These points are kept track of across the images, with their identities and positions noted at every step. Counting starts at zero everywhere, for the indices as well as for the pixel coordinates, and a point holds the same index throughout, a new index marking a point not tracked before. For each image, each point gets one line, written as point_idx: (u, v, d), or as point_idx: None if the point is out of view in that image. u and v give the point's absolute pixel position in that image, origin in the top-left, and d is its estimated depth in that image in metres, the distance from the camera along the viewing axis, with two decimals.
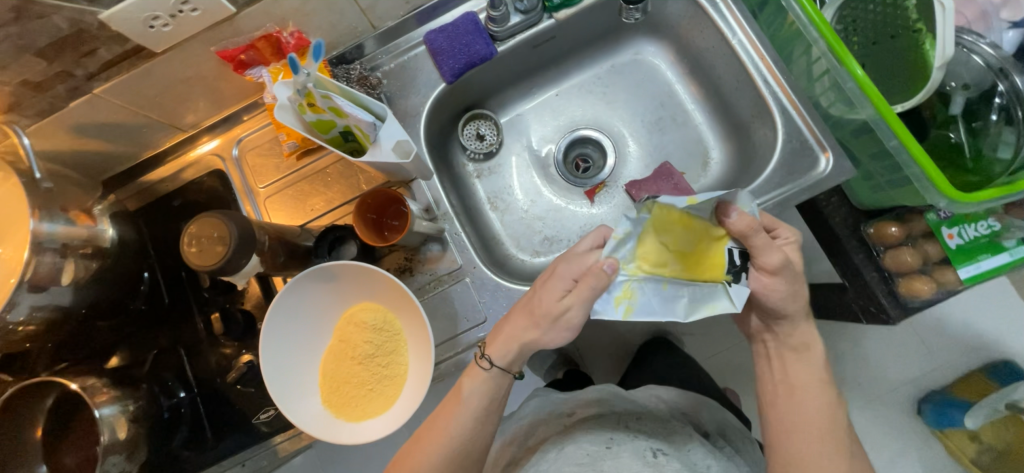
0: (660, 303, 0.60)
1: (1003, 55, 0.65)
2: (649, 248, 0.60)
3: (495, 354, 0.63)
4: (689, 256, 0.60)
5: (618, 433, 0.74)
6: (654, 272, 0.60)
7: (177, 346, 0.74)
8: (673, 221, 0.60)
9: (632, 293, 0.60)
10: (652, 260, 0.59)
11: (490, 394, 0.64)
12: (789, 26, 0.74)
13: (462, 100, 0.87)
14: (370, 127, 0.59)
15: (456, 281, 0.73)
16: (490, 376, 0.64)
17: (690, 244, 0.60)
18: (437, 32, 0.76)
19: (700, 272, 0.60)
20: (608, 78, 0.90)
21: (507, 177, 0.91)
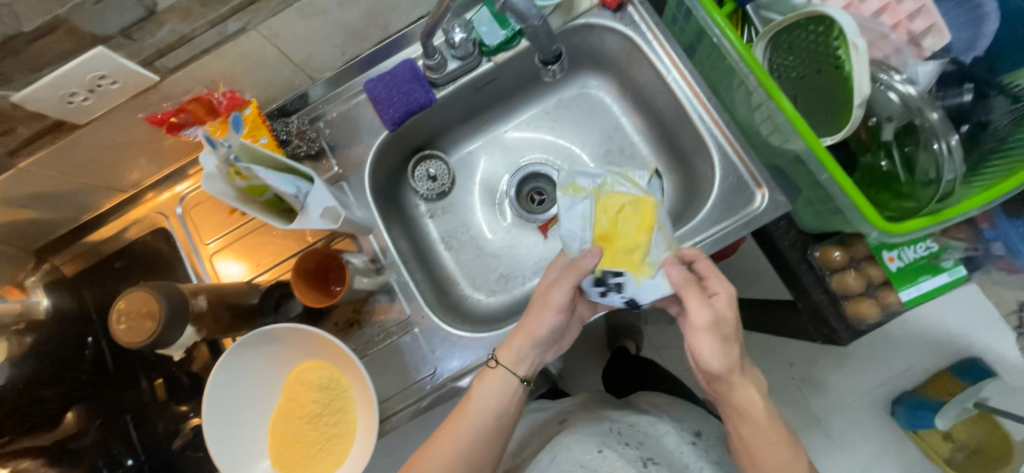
0: (571, 210, 0.68)
1: (920, 91, 0.66)
2: (619, 200, 0.68)
3: (504, 355, 0.68)
4: (618, 231, 0.67)
5: (608, 440, 0.74)
6: (596, 204, 0.68)
7: (123, 413, 0.73)
8: (646, 210, 0.67)
9: (572, 188, 0.70)
10: (609, 201, 0.68)
11: (500, 398, 0.68)
12: (722, 61, 0.75)
13: (410, 143, 0.87)
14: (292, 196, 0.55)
15: (405, 332, 0.73)
16: (499, 377, 0.68)
17: (630, 227, 0.66)
18: (375, 80, 0.75)
19: (603, 246, 0.66)
20: (555, 113, 0.91)
21: (462, 215, 0.91)
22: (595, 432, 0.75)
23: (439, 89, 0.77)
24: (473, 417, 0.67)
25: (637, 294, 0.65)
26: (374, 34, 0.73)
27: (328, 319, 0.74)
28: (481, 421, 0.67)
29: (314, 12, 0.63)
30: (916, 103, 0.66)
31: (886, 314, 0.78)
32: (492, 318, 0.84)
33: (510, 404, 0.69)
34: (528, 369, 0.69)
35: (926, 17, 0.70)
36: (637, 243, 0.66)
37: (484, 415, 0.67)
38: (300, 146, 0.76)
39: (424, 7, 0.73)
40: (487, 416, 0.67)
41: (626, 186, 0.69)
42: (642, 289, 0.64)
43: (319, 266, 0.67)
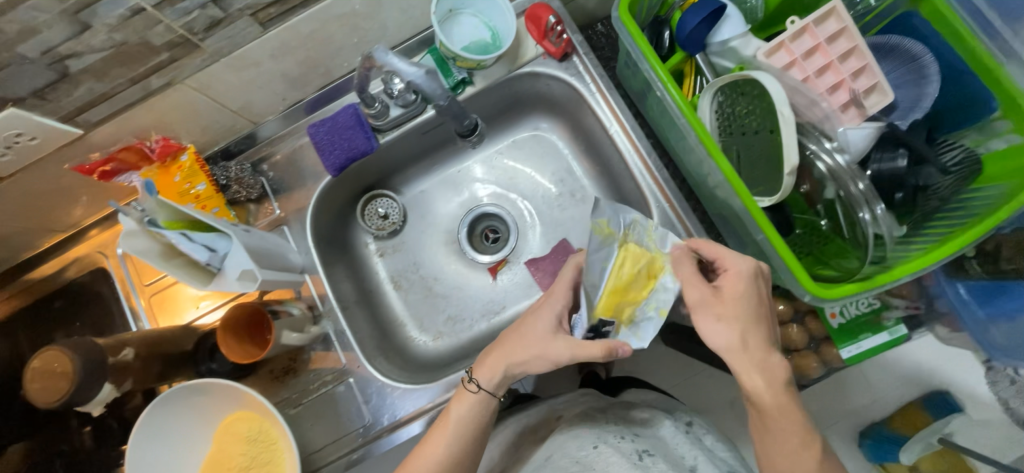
0: (596, 254, 0.61)
1: (846, 161, 0.65)
2: (640, 256, 0.60)
3: (484, 377, 0.65)
4: (625, 287, 0.60)
5: (605, 436, 0.70)
6: (619, 255, 0.61)
7: (53, 457, 0.72)
8: (658, 268, 0.61)
9: (604, 228, 0.62)
10: (631, 256, 0.60)
11: (479, 418, 0.66)
12: (665, 114, 0.76)
13: (360, 183, 0.86)
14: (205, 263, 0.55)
15: (339, 382, 0.73)
16: (479, 398, 0.65)
17: (637, 285, 0.60)
18: (318, 126, 0.74)
19: (609, 297, 0.60)
20: (508, 152, 0.90)
21: (412, 254, 0.90)
22: (591, 428, 0.72)
23: (382, 134, 0.77)
24: (453, 430, 0.65)
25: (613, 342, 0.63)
26: (315, 80, 0.73)
27: (263, 367, 0.74)
28: (461, 435, 0.65)
29: (245, 64, 0.62)
30: (841, 174, 0.65)
31: (827, 369, 0.79)
32: (437, 362, 0.84)
33: (488, 421, 0.67)
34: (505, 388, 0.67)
35: (871, 76, 0.70)
36: (635, 299, 0.61)
37: (462, 432, 0.65)
38: (241, 191, 0.75)
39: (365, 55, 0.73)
40: (466, 433, 0.65)
41: (648, 236, 0.62)
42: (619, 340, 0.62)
43: (244, 322, 0.67)
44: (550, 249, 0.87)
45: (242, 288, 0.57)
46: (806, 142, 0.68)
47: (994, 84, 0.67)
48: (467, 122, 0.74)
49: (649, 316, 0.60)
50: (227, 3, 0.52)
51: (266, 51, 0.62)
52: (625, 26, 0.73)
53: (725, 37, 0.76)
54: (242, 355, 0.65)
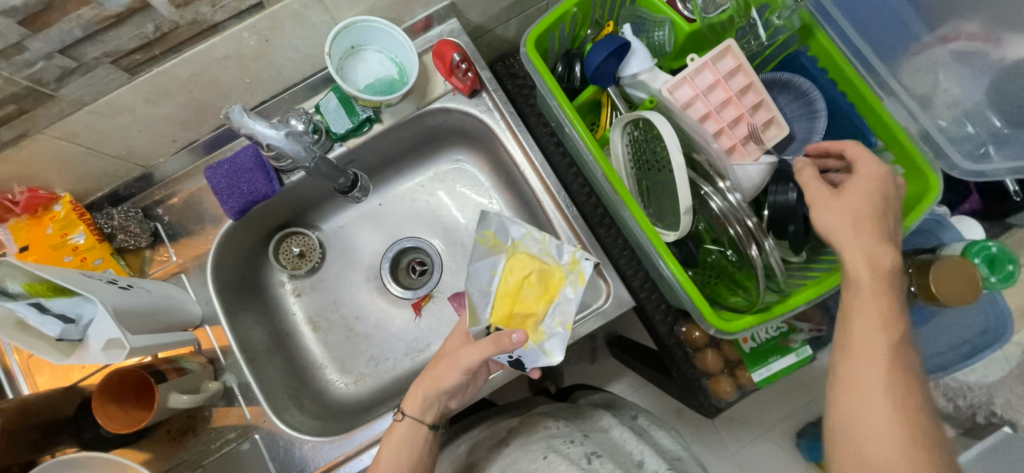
0: (483, 261, 0.66)
1: (735, 199, 0.66)
2: (529, 265, 0.66)
3: (410, 405, 0.65)
4: (518, 295, 0.66)
5: (556, 442, 0.68)
6: (506, 262, 0.67)
7: None
8: (551, 279, 0.67)
9: (490, 239, 0.67)
10: (517, 263, 0.66)
11: (414, 447, 0.65)
12: (576, 149, 0.76)
13: (271, 221, 0.82)
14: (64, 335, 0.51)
15: (245, 439, 0.69)
16: (408, 426, 0.65)
17: (531, 295, 0.66)
18: (214, 169, 0.70)
19: (503, 304, 0.66)
20: (430, 185, 0.88)
21: (332, 292, 0.86)
22: (540, 438, 0.70)
23: (288, 175, 0.75)
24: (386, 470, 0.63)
25: (524, 357, 0.66)
26: (208, 121, 0.69)
27: (158, 427, 0.68)
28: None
29: (116, 110, 0.58)
30: (733, 212, 0.66)
31: (742, 392, 0.80)
32: (357, 406, 0.81)
33: (425, 451, 0.66)
34: (437, 412, 0.66)
35: (768, 110, 0.73)
36: (534, 310, 0.66)
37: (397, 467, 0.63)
38: (129, 239, 0.70)
39: (261, 94, 0.69)
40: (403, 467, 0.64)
41: (542, 248, 0.67)
42: (529, 353, 0.66)
43: (120, 382, 0.62)
44: None
45: (109, 359, 0.54)
46: (698, 184, 0.68)
47: (873, 121, 0.71)
48: (341, 180, 0.70)
49: (556, 330, 0.66)
50: (78, 53, 0.49)
51: (140, 97, 0.58)
52: (534, 64, 0.73)
53: (634, 71, 0.76)
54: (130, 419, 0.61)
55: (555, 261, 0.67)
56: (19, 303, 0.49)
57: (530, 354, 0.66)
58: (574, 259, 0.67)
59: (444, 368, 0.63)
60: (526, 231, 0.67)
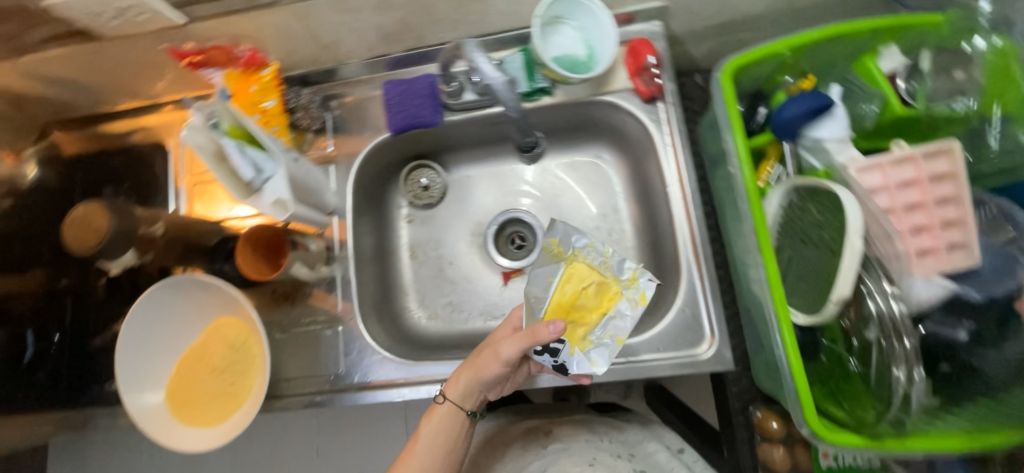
0: (543, 268, 0.70)
1: (900, 316, 0.59)
2: (588, 276, 0.69)
3: (450, 391, 0.68)
4: (573, 304, 0.68)
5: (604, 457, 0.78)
6: (566, 271, 0.70)
7: (66, 293, 0.76)
8: (606, 292, 0.69)
9: (554, 247, 0.71)
10: (576, 274, 0.69)
11: (451, 432, 0.69)
12: (729, 190, 0.72)
13: (414, 148, 0.87)
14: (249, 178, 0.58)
15: (329, 327, 0.75)
16: (445, 411, 0.68)
17: (587, 306, 0.68)
18: (395, 84, 0.76)
19: (558, 310, 0.68)
20: (562, 168, 0.88)
21: (439, 232, 0.90)
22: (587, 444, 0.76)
23: (452, 113, 0.78)
24: (422, 449, 0.68)
25: (569, 363, 0.66)
26: (405, 41, 0.74)
27: (268, 285, 0.76)
28: (431, 452, 0.68)
29: (346, 7, 0.65)
30: (895, 325, 0.59)
31: None
32: (424, 341, 0.85)
33: (461, 437, 0.70)
34: (474, 402, 0.69)
35: (963, 231, 0.63)
36: (587, 320, 0.67)
37: (431, 451, 0.68)
38: (304, 118, 0.77)
39: (458, 32, 0.73)
40: (436, 448, 0.68)
41: (601, 265, 0.70)
42: (575, 360, 0.66)
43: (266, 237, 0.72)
44: None
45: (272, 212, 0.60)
46: (859, 282, 0.63)
47: None
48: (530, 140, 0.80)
49: (604, 340, 0.67)
50: None
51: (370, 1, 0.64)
52: (723, 90, 0.70)
53: (822, 134, 0.71)
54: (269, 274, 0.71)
55: (614, 278, 0.69)
56: (228, 139, 0.57)
57: (578, 360, 0.66)
58: (633, 277, 0.69)
59: (485, 360, 0.65)
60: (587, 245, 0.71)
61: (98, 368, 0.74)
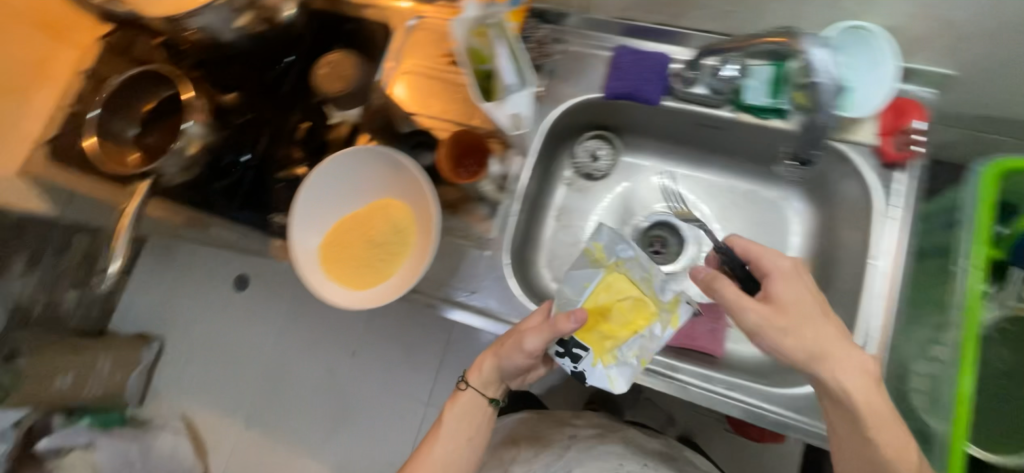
0: (580, 271, 0.68)
1: None
2: (627, 289, 0.67)
3: (474, 379, 0.74)
4: (603, 313, 0.66)
5: (628, 462, 0.81)
6: (606, 277, 0.68)
7: (269, 124, 0.83)
8: (641, 310, 0.66)
9: (596, 253, 0.68)
10: (615, 284, 0.67)
11: (473, 417, 0.74)
12: (941, 292, 0.65)
13: (606, 119, 0.86)
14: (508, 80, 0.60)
15: (476, 248, 0.77)
16: (469, 397, 0.74)
17: (619, 320, 0.66)
18: (630, 51, 0.76)
19: (589, 319, 0.67)
20: (736, 198, 0.86)
21: (589, 207, 0.90)
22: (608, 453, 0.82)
23: (675, 100, 0.74)
24: (443, 440, 0.73)
25: (588, 373, 0.66)
26: (664, 14, 0.73)
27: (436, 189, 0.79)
28: (454, 440, 0.73)
29: None
30: None
31: None
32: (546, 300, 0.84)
33: (483, 421, 0.75)
34: (498, 391, 0.75)
35: None
36: (616, 335, 0.66)
37: (453, 438, 0.73)
38: (532, 51, 0.78)
39: (718, 25, 0.71)
40: (460, 436, 0.73)
41: (644, 283, 0.67)
42: (594, 371, 0.66)
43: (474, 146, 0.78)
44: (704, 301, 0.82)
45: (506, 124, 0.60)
46: None
47: None
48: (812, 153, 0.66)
49: (630, 360, 0.65)
50: None
51: None
52: (984, 184, 0.62)
53: None
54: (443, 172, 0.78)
55: (654, 298, 0.66)
56: (502, 42, 0.61)
57: (596, 372, 0.66)
58: (675, 301, 0.66)
59: (510, 348, 0.68)
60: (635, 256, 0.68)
61: (273, 199, 0.81)
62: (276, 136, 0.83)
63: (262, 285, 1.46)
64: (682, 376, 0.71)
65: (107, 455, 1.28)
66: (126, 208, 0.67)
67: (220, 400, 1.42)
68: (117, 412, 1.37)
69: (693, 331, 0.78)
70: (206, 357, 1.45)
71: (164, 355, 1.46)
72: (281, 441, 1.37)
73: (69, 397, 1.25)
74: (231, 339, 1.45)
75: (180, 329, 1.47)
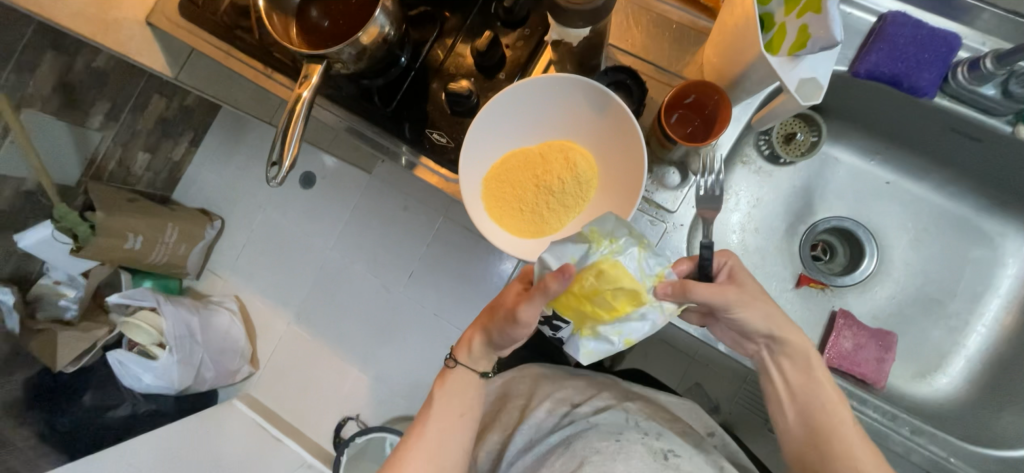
0: (566, 247, 0.57)
1: None
2: (619, 277, 0.55)
3: (461, 356, 0.75)
4: (588, 297, 0.56)
5: (628, 431, 0.76)
6: (593, 265, 0.56)
7: (438, 22, 0.72)
8: (630, 293, 0.56)
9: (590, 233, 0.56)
10: (610, 272, 0.55)
11: (464, 395, 0.75)
12: None
13: (827, 98, 0.72)
14: (817, 40, 0.45)
15: (652, 217, 0.68)
16: (459, 376, 0.75)
17: (604, 304, 0.56)
18: (912, 22, 0.60)
19: (572, 297, 0.57)
20: (938, 222, 0.76)
21: (766, 194, 0.79)
22: (614, 421, 0.78)
23: (944, 97, 0.62)
24: (436, 420, 0.72)
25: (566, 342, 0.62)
26: None
27: None
28: (447, 417, 0.73)
29: None
30: None
31: None
32: None
33: (475, 398, 0.76)
34: (485, 365, 0.76)
35: None
36: (599, 316, 0.57)
37: (450, 410, 0.73)
38: None
39: None
40: (453, 411, 0.73)
41: (633, 264, 0.56)
42: (572, 342, 0.61)
43: (703, 127, 0.62)
44: (873, 326, 0.75)
45: (793, 92, 0.48)
46: None
47: None
48: None
49: (611, 339, 0.59)
50: None
51: None
52: None
53: None
54: (646, 124, 0.67)
55: (640, 278, 0.56)
56: None
57: (574, 343, 0.61)
58: (659, 275, 0.57)
59: (505, 322, 0.64)
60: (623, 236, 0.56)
61: (430, 112, 0.72)
62: (442, 38, 0.72)
63: (325, 188, 1.64)
64: (868, 408, 0.64)
65: (171, 321, 1.46)
66: (300, 96, 0.59)
67: (272, 292, 1.66)
68: (175, 280, 1.68)
69: (857, 356, 0.71)
70: (269, 248, 1.68)
71: (222, 233, 1.72)
72: (329, 335, 1.60)
73: (138, 256, 1.48)
74: (300, 232, 1.65)
75: (240, 218, 1.71)
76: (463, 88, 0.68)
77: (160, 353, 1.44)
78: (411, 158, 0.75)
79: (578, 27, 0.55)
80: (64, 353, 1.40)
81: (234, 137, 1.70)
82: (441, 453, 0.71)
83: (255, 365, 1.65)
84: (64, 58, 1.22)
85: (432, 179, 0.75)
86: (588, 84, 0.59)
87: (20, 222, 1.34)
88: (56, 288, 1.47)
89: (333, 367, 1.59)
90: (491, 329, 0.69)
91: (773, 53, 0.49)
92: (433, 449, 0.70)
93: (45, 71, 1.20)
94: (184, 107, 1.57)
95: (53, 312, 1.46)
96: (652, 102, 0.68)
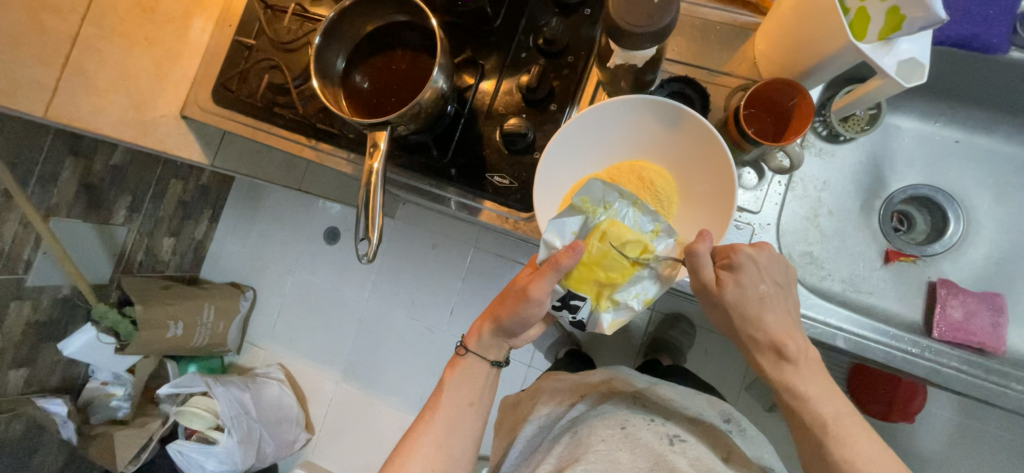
0: (563, 220, 0.56)
1: None
2: (620, 235, 0.55)
3: (472, 343, 0.72)
4: (598, 264, 0.56)
5: (634, 417, 0.73)
6: (595, 228, 0.56)
7: (477, 65, 0.71)
8: (634, 250, 0.55)
9: (582, 205, 0.56)
10: (612, 231, 0.55)
11: (475, 383, 0.72)
12: None
13: None
14: (911, 25, 0.49)
15: (737, 222, 0.66)
16: (467, 363, 0.72)
17: (614, 267, 0.56)
18: None
19: (581, 270, 0.56)
20: (1016, 172, 0.74)
21: (832, 175, 0.75)
22: (617, 408, 0.75)
23: (1017, 49, 0.62)
24: (445, 406, 0.71)
25: (587, 320, 0.60)
26: None
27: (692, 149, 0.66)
28: (456, 405, 0.71)
29: None
30: None
31: None
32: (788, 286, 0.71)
33: (485, 386, 0.72)
34: (497, 353, 0.72)
35: None
36: (615, 282, 0.56)
37: (457, 400, 0.71)
38: None
39: None
40: (460, 399, 0.71)
41: (630, 221, 0.56)
42: (591, 317, 0.59)
43: (774, 126, 0.60)
44: (976, 290, 0.72)
45: (889, 74, 0.53)
46: None
47: None
48: None
49: (628, 302, 0.58)
50: None
51: None
52: None
53: None
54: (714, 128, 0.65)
55: (639, 234, 0.56)
56: None
57: (595, 318, 0.59)
58: (656, 231, 0.57)
59: (513, 305, 0.62)
60: (619, 199, 0.56)
61: (486, 156, 0.70)
62: (484, 80, 0.71)
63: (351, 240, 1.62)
64: (1011, 381, 0.62)
65: (224, 404, 1.41)
66: (371, 169, 0.58)
67: (315, 352, 1.63)
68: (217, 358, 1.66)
69: (972, 325, 0.67)
70: (304, 309, 1.65)
71: (255, 303, 1.70)
72: (379, 388, 1.56)
73: (181, 342, 1.45)
74: (333, 288, 1.63)
75: (269, 286, 1.69)
76: (518, 125, 0.66)
77: (221, 436, 1.41)
78: (470, 203, 0.72)
79: (644, 48, 0.54)
80: (123, 454, 1.37)
81: (253, 206, 1.69)
82: (445, 445, 0.69)
83: (309, 429, 1.61)
84: (83, 161, 1.19)
85: (502, 223, 0.72)
86: (656, 102, 0.58)
87: (61, 329, 1.32)
88: (103, 388, 1.44)
89: (387, 420, 1.54)
90: (499, 314, 0.66)
91: (861, 39, 0.53)
92: (440, 436, 0.69)
93: (67, 177, 1.17)
94: (202, 185, 1.56)
95: (106, 413, 1.44)
96: (714, 108, 0.66)
